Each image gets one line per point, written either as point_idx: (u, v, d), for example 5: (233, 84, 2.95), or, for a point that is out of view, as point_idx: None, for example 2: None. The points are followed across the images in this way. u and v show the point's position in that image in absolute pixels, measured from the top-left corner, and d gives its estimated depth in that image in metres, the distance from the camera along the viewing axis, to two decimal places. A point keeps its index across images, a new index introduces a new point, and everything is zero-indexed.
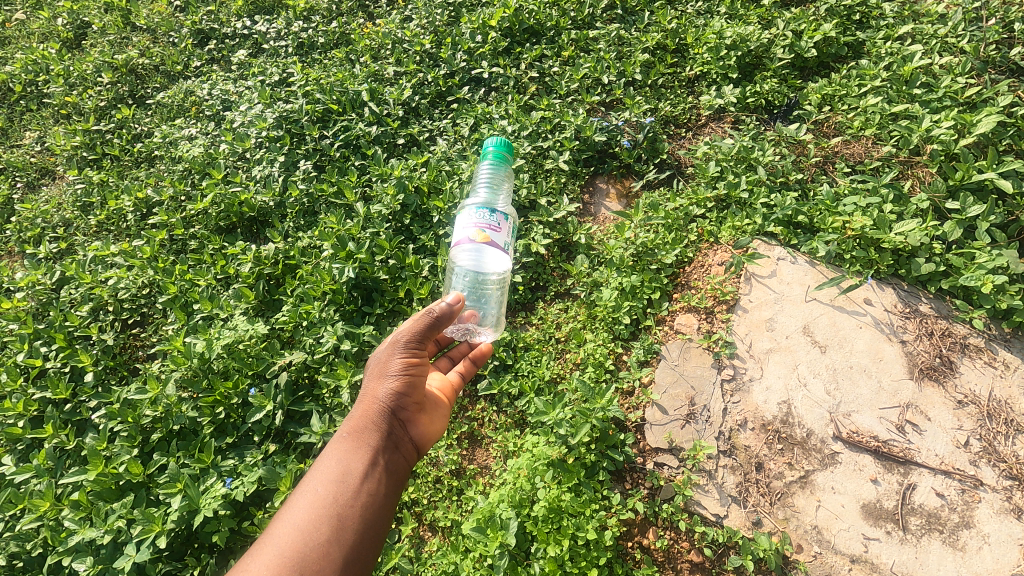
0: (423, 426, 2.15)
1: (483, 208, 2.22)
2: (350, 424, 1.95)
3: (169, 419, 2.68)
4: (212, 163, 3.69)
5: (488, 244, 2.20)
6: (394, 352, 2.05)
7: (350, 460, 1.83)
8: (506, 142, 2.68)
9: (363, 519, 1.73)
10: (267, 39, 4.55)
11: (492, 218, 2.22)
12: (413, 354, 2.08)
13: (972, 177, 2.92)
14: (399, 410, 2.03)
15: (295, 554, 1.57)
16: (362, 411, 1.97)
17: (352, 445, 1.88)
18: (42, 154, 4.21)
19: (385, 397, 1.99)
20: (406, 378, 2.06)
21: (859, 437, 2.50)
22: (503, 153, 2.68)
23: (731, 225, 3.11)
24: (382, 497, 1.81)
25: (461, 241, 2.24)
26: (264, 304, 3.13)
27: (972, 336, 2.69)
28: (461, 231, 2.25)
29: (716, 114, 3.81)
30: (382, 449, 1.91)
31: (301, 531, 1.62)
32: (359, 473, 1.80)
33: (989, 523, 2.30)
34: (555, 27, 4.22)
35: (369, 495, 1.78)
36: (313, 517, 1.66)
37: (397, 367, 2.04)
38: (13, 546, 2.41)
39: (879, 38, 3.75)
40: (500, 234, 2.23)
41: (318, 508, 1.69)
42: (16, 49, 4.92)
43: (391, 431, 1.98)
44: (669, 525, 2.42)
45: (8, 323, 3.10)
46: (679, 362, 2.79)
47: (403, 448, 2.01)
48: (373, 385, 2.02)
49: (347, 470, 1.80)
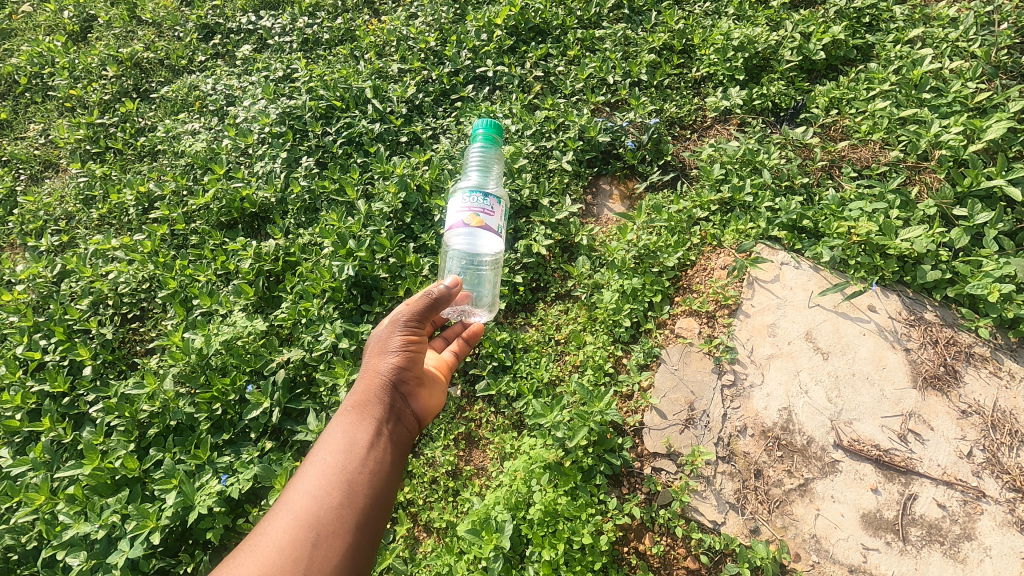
0: (424, 400, 2.14)
1: (475, 191, 2.23)
2: (353, 398, 1.94)
3: (166, 415, 2.68)
4: (214, 158, 3.67)
5: (481, 228, 2.23)
6: (394, 329, 2.07)
7: (355, 430, 1.82)
8: (495, 123, 2.70)
9: (374, 484, 1.72)
10: (273, 35, 4.55)
11: (485, 202, 2.23)
12: (413, 330, 2.10)
13: (980, 184, 2.88)
14: (401, 383, 2.03)
15: (310, 519, 1.57)
16: (365, 385, 1.97)
17: (356, 417, 1.86)
18: (46, 146, 4.22)
19: (386, 371, 2.00)
20: (407, 354, 2.07)
21: (861, 445, 2.47)
22: (492, 135, 2.70)
23: (734, 228, 3.08)
24: (391, 464, 1.81)
25: (453, 225, 2.26)
26: (263, 301, 3.12)
27: (977, 345, 2.65)
28: (452, 215, 2.27)
29: (722, 116, 3.78)
30: (387, 419, 1.90)
31: (314, 497, 1.62)
32: (365, 442, 1.79)
33: (990, 535, 2.27)
34: (560, 26, 4.18)
35: (378, 462, 1.77)
36: (324, 484, 1.65)
37: (397, 343, 2.06)
38: (8, 539, 2.40)
39: (888, 41, 3.70)
40: (493, 218, 2.25)
41: (329, 474, 1.68)
42: (22, 42, 4.93)
43: (394, 403, 1.97)
44: (666, 531, 2.40)
45: (9, 316, 3.11)
46: (679, 366, 2.76)
47: (407, 419, 2.00)
48: (374, 361, 2.03)
49: (353, 440, 1.79)
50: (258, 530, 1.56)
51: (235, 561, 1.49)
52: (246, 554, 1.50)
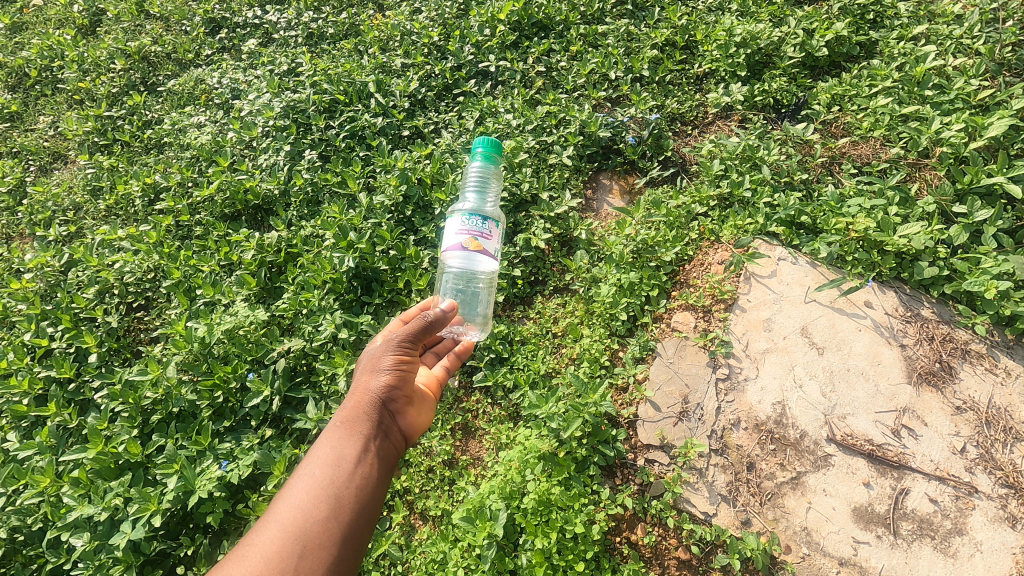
0: (411, 417, 2.16)
1: (474, 215, 2.25)
2: (342, 414, 1.97)
3: (169, 402, 2.73)
4: (219, 151, 3.72)
5: (479, 251, 2.26)
6: (387, 348, 2.08)
7: (344, 446, 1.85)
8: (494, 141, 2.63)
9: (360, 499, 1.76)
10: (278, 30, 4.60)
11: (484, 226, 2.25)
12: (405, 350, 2.10)
13: (981, 181, 2.87)
14: (391, 401, 2.05)
15: (296, 532, 1.62)
16: (355, 402, 1.99)
17: (345, 432, 1.90)
18: (55, 138, 4.28)
19: (377, 390, 2.02)
20: (398, 372, 2.08)
21: (853, 440, 2.48)
22: (491, 154, 2.63)
23: (732, 224, 3.08)
24: (377, 480, 1.84)
25: (451, 248, 2.26)
26: (265, 291, 3.16)
27: (974, 342, 2.66)
28: (449, 237, 2.28)
29: (724, 112, 3.77)
30: (375, 435, 1.93)
31: (301, 510, 1.66)
32: (353, 458, 1.83)
33: (982, 530, 2.28)
34: (564, 22, 4.18)
35: (364, 478, 1.81)
36: (312, 498, 1.69)
37: (389, 362, 2.06)
38: (14, 520, 2.46)
39: (892, 37, 3.68)
40: (491, 242, 2.28)
41: (316, 489, 1.72)
42: (32, 35, 5.00)
43: (383, 419, 1.99)
44: (658, 522, 2.43)
45: (17, 304, 3.18)
46: (674, 359, 2.78)
47: (395, 436, 2.03)
48: (365, 379, 2.04)
49: (341, 455, 1.82)
50: (247, 541, 1.61)
51: (222, 569, 1.55)
52: (233, 564, 1.55)
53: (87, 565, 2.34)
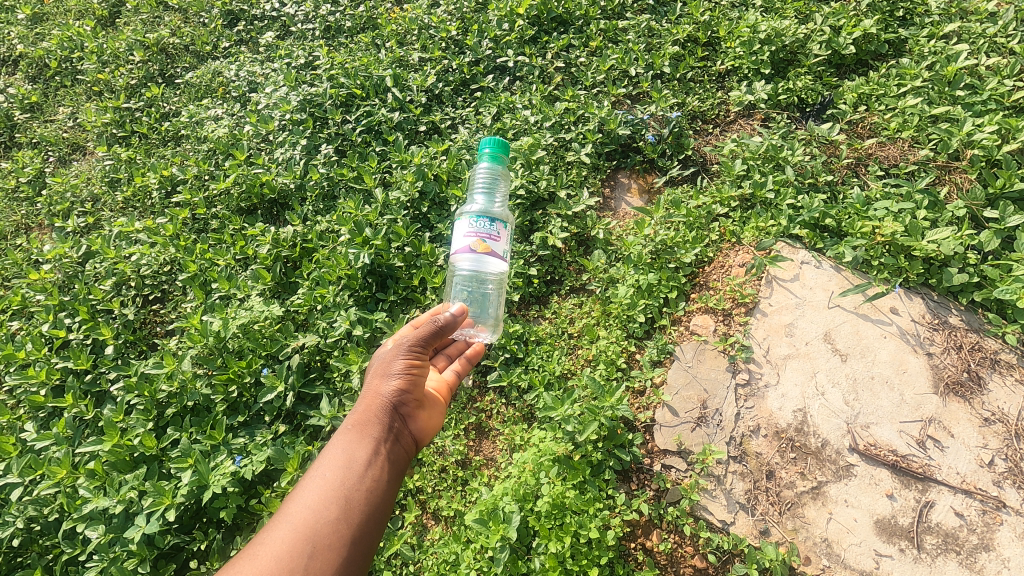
0: (422, 421, 2.14)
1: (482, 216, 2.21)
2: (353, 417, 1.95)
3: (184, 395, 2.72)
4: (235, 144, 3.71)
5: (488, 253, 2.21)
6: (397, 352, 2.07)
7: (355, 448, 1.84)
8: (501, 141, 2.55)
9: (371, 501, 1.75)
10: (295, 22, 4.61)
11: (491, 228, 2.21)
12: (416, 355, 2.08)
13: (1013, 185, 2.77)
14: (402, 405, 2.04)
15: (307, 532, 1.60)
16: (365, 405, 1.98)
17: (356, 435, 1.88)
18: (75, 129, 4.30)
19: (388, 394, 2.00)
20: (409, 377, 2.06)
21: (877, 450, 2.42)
22: (498, 154, 2.57)
23: (754, 225, 3.01)
24: (387, 482, 1.83)
25: (460, 250, 2.24)
26: (280, 287, 3.15)
27: (1004, 352, 2.57)
28: (458, 239, 2.25)
29: (746, 111, 3.69)
30: (385, 438, 1.91)
31: (312, 510, 1.65)
32: (364, 460, 1.81)
33: (1009, 546, 2.21)
34: (583, 17, 4.10)
35: (375, 480, 1.80)
36: (323, 498, 1.68)
37: (399, 366, 2.04)
38: (31, 510, 2.47)
39: (922, 35, 3.54)
40: (499, 243, 2.23)
41: (327, 490, 1.70)
42: (53, 25, 5.02)
43: (393, 423, 1.97)
44: (674, 529, 2.40)
45: (36, 294, 3.21)
46: (693, 363, 2.73)
47: (405, 440, 2.01)
48: (376, 383, 2.03)
49: (353, 457, 1.81)
50: (257, 540, 1.59)
51: (235, 566, 1.54)
52: (243, 562, 1.53)
53: (102, 557, 2.34)
